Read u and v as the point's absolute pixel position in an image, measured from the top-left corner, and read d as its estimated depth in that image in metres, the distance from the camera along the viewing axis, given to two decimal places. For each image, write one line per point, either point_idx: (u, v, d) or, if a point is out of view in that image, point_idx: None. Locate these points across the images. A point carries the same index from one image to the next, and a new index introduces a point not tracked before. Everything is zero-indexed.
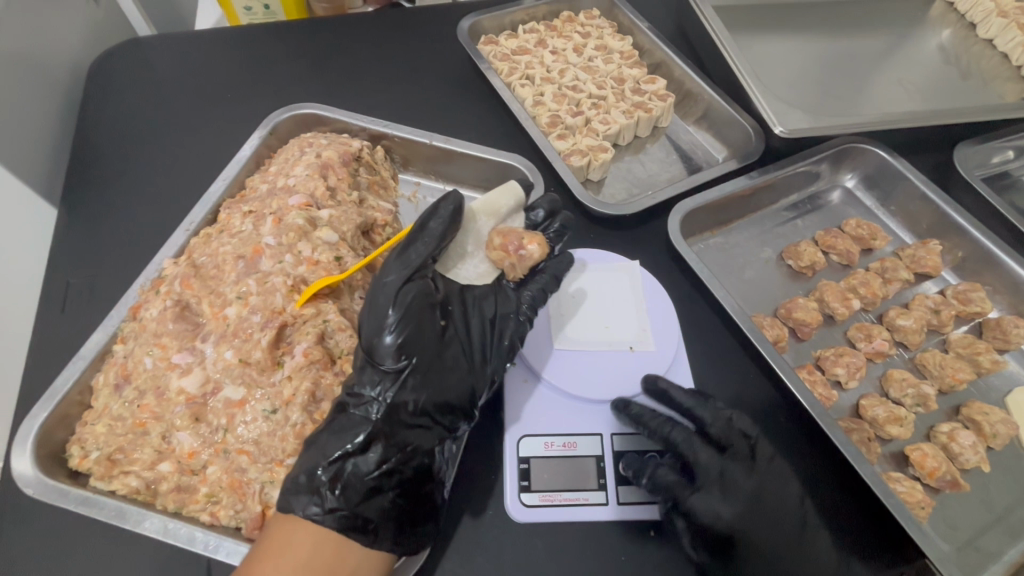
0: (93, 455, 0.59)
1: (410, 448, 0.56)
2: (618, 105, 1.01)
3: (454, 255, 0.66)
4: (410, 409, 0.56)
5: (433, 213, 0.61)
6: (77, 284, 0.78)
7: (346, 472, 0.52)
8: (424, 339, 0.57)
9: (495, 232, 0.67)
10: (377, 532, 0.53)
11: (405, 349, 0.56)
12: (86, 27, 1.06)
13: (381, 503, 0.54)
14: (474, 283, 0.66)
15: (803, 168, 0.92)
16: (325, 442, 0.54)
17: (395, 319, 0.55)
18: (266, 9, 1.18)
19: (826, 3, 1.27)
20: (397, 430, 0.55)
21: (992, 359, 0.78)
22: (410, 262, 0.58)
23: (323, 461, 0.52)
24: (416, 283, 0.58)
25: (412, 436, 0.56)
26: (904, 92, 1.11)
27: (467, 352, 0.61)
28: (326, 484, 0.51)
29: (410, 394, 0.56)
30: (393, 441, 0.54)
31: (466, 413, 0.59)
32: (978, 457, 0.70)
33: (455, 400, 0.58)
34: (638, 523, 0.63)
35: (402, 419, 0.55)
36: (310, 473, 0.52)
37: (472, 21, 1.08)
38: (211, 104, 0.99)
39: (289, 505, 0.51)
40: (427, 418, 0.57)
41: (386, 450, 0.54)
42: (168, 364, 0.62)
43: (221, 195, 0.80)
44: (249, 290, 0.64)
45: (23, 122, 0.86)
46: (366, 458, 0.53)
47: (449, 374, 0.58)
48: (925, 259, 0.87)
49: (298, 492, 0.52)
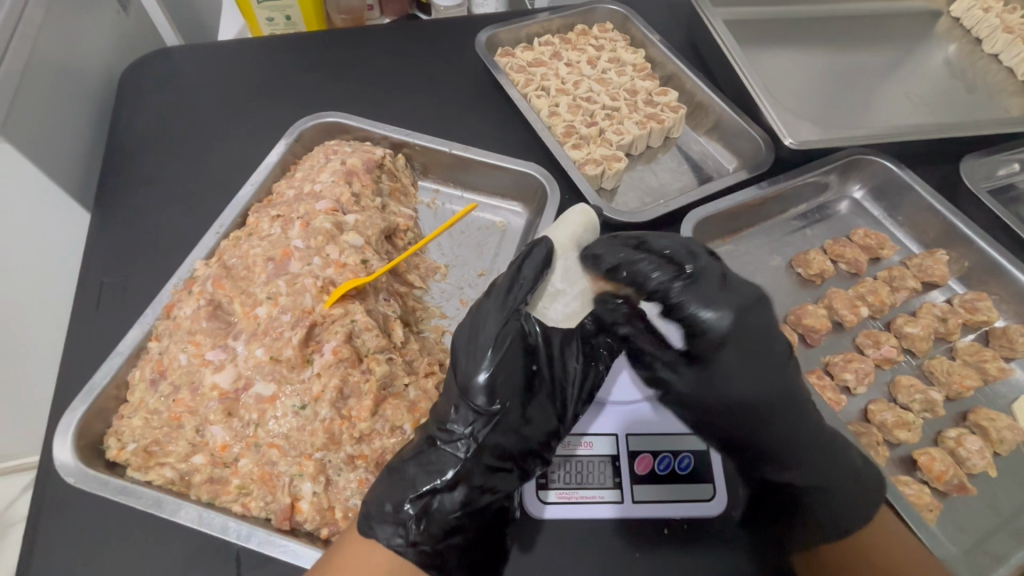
0: (130, 447, 0.62)
1: (494, 490, 0.60)
2: (631, 116, 1.03)
3: (544, 296, 0.65)
4: (496, 451, 0.60)
5: (524, 256, 0.63)
6: (110, 284, 0.81)
7: (432, 506, 0.58)
8: (515, 385, 0.61)
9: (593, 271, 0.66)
10: (448, 568, 0.58)
11: (497, 392, 0.60)
12: (117, 37, 1.10)
13: (455, 541, 0.59)
14: (561, 325, 0.65)
15: (812, 178, 0.95)
16: (414, 474, 0.58)
17: (493, 363, 0.59)
18: (288, 20, 1.22)
19: (834, 18, 1.30)
20: (482, 472, 0.60)
21: (998, 367, 0.80)
22: (507, 308, 0.61)
23: (410, 496, 0.57)
24: (513, 329, 0.61)
25: (495, 479, 0.61)
26: (911, 106, 1.14)
27: (556, 399, 0.64)
28: (412, 518, 0.56)
29: (499, 436, 0.60)
30: (475, 483, 0.59)
31: (545, 458, 0.62)
32: (985, 462, 0.71)
33: (536, 444, 0.62)
34: (651, 521, 0.65)
35: (488, 461, 0.60)
36: (397, 507, 0.56)
37: (489, 34, 1.11)
38: (237, 112, 1.03)
39: (372, 530, 0.55)
40: (510, 461, 0.61)
41: (469, 491, 0.59)
42: (202, 361, 0.65)
43: (250, 199, 0.83)
44: (279, 290, 0.67)
45: (60, 128, 0.90)
46: (452, 496, 0.59)
47: (532, 417, 0.62)
48: (932, 268, 0.89)
49: (381, 518, 0.56)
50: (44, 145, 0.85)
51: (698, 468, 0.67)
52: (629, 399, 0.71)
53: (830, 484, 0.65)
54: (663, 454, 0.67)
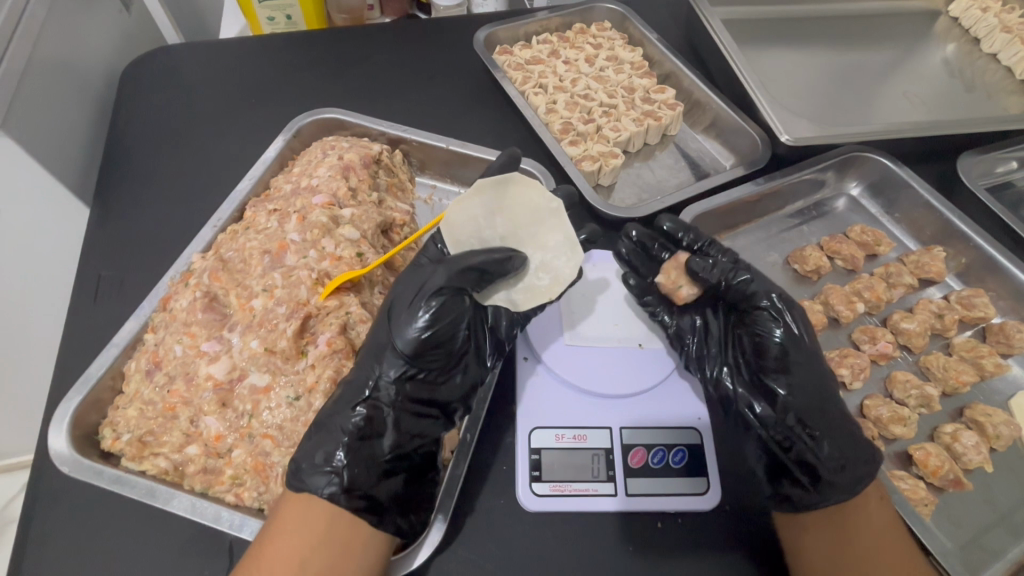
0: (125, 437, 0.63)
1: (422, 435, 0.62)
2: (628, 113, 1.04)
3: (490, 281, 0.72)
4: (421, 401, 0.62)
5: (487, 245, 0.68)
6: (108, 277, 0.82)
7: (364, 451, 0.58)
8: (451, 345, 0.63)
9: (538, 263, 0.71)
10: (383, 514, 0.57)
11: (430, 347, 0.61)
12: (118, 35, 1.10)
13: (390, 487, 0.59)
14: (503, 305, 0.70)
15: (809, 175, 0.95)
16: (337, 423, 0.58)
17: (434, 328, 0.60)
18: (289, 19, 1.23)
19: (833, 18, 1.30)
20: (406, 420, 0.61)
21: (995, 363, 0.80)
22: (460, 277, 0.63)
23: (341, 443, 0.57)
24: (459, 295, 0.63)
25: (421, 426, 0.62)
26: (909, 104, 1.14)
27: (480, 358, 0.67)
28: (343, 466, 0.56)
29: (423, 389, 0.62)
30: (404, 428, 0.61)
31: (467, 408, 0.66)
32: (981, 457, 0.71)
33: (461, 395, 0.65)
34: (646, 513, 0.65)
35: (414, 407, 0.62)
36: (327, 456, 0.56)
37: (487, 31, 1.12)
38: (236, 108, 1.04)
39: (306, 483, 0.55)
40: (434, 408, 0.63)
41: (398, 435, 0.60)
42: (197, 352, 0.65)
43: (247, 193, 0.83)
44: (274, 282, 0.67)
45: (61, 124, 0.90)
46: (381, 442, 0.59)
47: (456, 376, 0.65)
48: (929, 265, 0.88)
49: (313, 469, 0.56)
50: (45, 140, 0.86)
51: (691, 461, 0.67)
52: (623, 393, 0.71)
53: (835, 451, 0.64)
54: (658, 447, 0.68)
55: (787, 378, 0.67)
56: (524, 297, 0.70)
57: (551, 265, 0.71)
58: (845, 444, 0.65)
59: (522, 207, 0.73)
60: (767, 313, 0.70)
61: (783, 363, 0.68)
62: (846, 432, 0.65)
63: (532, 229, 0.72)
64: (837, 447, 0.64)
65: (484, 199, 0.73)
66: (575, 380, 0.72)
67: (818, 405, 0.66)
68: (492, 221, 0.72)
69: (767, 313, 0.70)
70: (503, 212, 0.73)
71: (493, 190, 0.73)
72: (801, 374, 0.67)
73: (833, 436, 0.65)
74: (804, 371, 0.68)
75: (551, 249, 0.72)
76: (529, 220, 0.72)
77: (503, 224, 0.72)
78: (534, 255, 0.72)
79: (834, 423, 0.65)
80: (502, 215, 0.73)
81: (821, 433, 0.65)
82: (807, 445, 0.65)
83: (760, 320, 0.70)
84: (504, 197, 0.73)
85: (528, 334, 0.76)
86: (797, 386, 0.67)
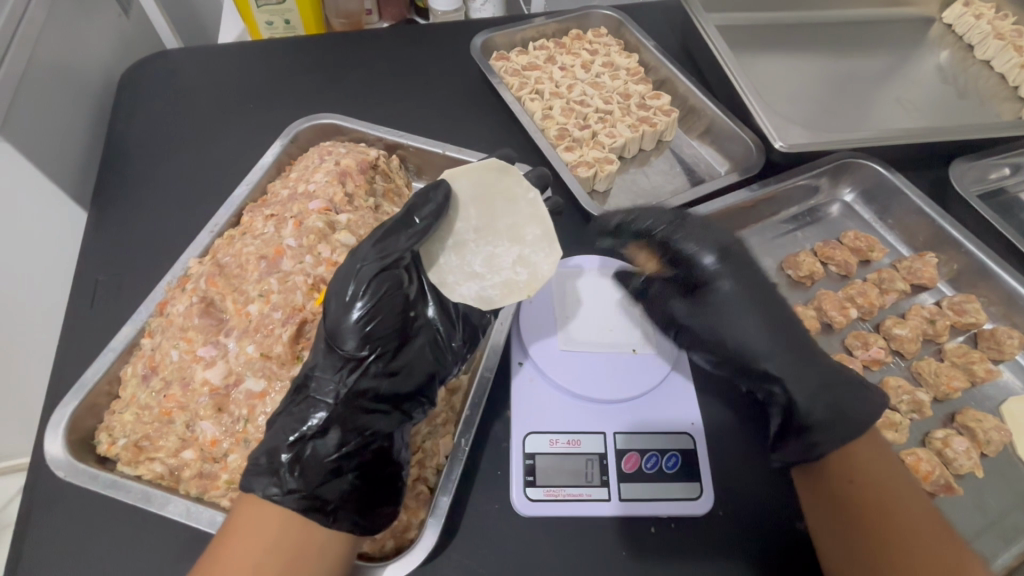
0: (121, 441, 0.63)
1: (370, 431, 0.59)
2: (623, 119, 1.04)
3: (461, 274, 0.69)
4: (369, 396, 0.60)
5: (420, 204, 0.65)
6: (105, 281, 0.82)
7: (305, 453, 0.57)
8: (391, 328, 0.61)
9: (510, 258, 0.69)
10: (337, 512, 0.56)
11: (370, 337, 0.60)
12: (117, 40, 1.11)
13: (340, 486, 0.57)
14: (471, 304, 0.68)
15: (803, 181, 0.95)
16: (282, 425, 0.58)
17: (371, 318, 0.60)
18: (287, 24, 1.23)
19: (827, 25, 1.32)
20: (354, 415, 0.59)
21: (986, 368, 0.81)
22: (386, 253, 0.62)
23: (284, 442, 0.57)
24: (391, 273, 0.61)
25: (372, 421, 0.60)
26: (902, 110, 1.15)
27: (435, 342, 0.66)
28: (285, 466, 0.56)
29: (369, 380, 0.60)
30: (349, 425, 0.59)
31: (424, 400, 0.64)
32: (972, 463, 0.71)
33: (415, 386, 0.63)
34: (638, 518, 0.65)
35: (360, 403, 0.60)
36: (268, 456, 0.56)
37: (485, 38, 1.13)
38: (234, 113, 1.04)
39: (250, 484, 0.55)
40: (386, 403, 0.61)
41: (344, 433, 0.58)
42: (193, 357, 0.65)
43: (244, 198, 0.84)
44: (271, 288, 0.67)
45: (59, 128, 0.91)
46: (325, 440, 0.58)
47: (409, 364, 0.63)
48: (921, 271, 0.89)
49: (257, 473, 0.56)
50: (43, 144, 0.86)
51: (684, 466, 0.68)
52: (617, 398, 0.72)
53: (810, 420, 0.66)
54: (651, 452, 0.68)
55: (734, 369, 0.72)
56: (500, 295, 0.68)
57: (530, 260, 0.69)
58: (824, 410, 0.66)
59: (498, 198, 0.71)
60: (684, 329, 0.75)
61: (733, 332, 0.71)
62: (813, 388, 0.68)
63: (509, 219, 0.70)
64: (812, 416, 0.66)
65: (463, 186, 0.71)
66: (572, 387, 0.72)
67: (787, 367, 0.69)
68: (465, 212, 0.70)
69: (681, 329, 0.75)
70: (475, 201, 0.70)
71: (472, 177, 0.71)
72: (744, 355, 0.71)
73: (816, 403, 0.67)
74: (762, 336, 0.70)
75: (529, 244, 0.70)
76: (506, 211, 0.71)
77: (477, 215, 0.70)
78: (512, 249, 0.70)
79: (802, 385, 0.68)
80: (476, 206, 0.70)
81: (808, 401, 0.67)
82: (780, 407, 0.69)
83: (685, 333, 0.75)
84: (484, 183, 0.71)
85: (523, 341, 0.76)
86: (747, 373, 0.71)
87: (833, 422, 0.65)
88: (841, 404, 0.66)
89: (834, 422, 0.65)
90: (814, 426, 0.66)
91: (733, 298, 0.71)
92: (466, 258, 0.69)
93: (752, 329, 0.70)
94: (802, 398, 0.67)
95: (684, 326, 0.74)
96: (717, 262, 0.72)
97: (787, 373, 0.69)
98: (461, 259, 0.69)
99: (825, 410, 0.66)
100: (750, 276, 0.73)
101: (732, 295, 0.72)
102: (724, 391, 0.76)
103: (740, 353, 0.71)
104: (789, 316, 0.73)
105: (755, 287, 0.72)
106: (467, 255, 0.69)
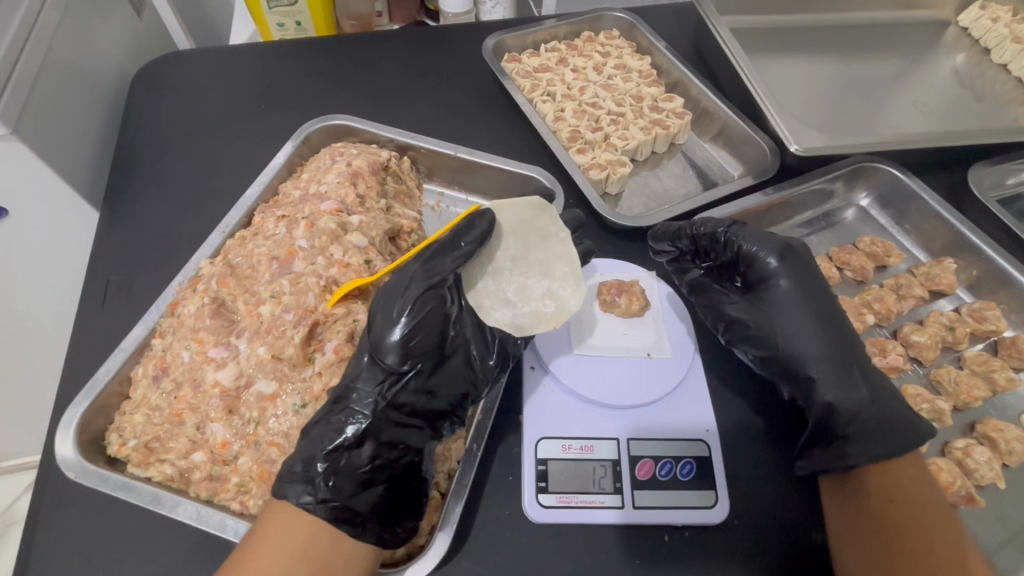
0: (131, 442, 0.63)
1: (402, 445, 0.59)
2: (636, 122, 1.04)
3: (494, 299, 0.69)
4: (405, 410, 0.60)
5: (466, 229, 0.64)
6: (116, 281, 0.82)
7: (341, 463, 0.56)
8: (430, 347, 0.62)
9: (541, 290, 0.70)
10: (365, 524, 0.55)
11: (410, 354, 0.60)
12: (129, 40, 1.11)
13: (371, 497, 0.56)
14: (503, 329, 0.68)
15: (818, 185, 0.94)
16: (319, 434, 0.57)
17: (416, 337, 0.60)
18: (298, 26, 1.24)
19: (841, 28, 1.30)
20: (387, 430, 0.59)
21: (1007, 377, 0.79)
22: (433, 273, 0.61)
23: (320, 452, 0.56)
24: (436, 293, 0.61)
25: (404, 435, 0.59)
26: (918, 114, 1.13)
27: (468, 363, 0.65)
28: (320, 475, 0.55)
29: (407, 395, 0.60)
30: (384, 438, 0.58)
31: (455, 417, 0.63)
32: (994, 473, 0.70)
33: (448, 405, 0.63)
34: (652, 526, 0.64)
35: (393, 417, 0.59)
36: (306, 464, 0.55)
37: (496, 39, 1.13)
38: (245, 114, 1.04)
39: (282, 492, 0.54)
40: (420, 418, 0.61)
41: (378, 445, 0.58)
42: (204, 358, 0.65)
43: (256, 199, 0.83)
44: (282, 289, 0.67)
45: (72, 128, 0.91)
46: (360, 453, 0.57)
47: (445, 382, 0.63)
48: (940, 277, 0.88)
49: (290, 480, 0.55)
50: (57, 144, 0.86)
51: (699, 474, 0.67)
52: (633, 404, 0.71)
53: (857, 429, 0.65)
54: (665, 459, 0.68)
55: (783, 368, 0.71)
56: (530, 323, 0.68)
57: (558, 294, 0.70)
58: (873, 416, 0.65)
59: (536, 233, 0.71)
60: (739, 317, 0.74)
61: (783, 329, 0.71)
62: (862, 393, 0.67)
63: (542, 253, 0.71)
64: (862, 422, 0.65)
65: (505, 214, 0.71)
66: (585, 392, 0.71)
67: (831, 375, 0.68)
68: (503, 242, 0.70)
69: (736, 320, 0.74)
70: (515, 232, 0.70)
71: (512, 208, 0.71)
72: (796, 350, 0.70)
73: (863, 413, 0.65)
74: (813, 338, 0.70)
75: (559, 278, 0.70)
76: (541, 244, 0.71)
77: (515, 245, 0.70)
78: (542, 281, 0.70)
79: (849, 390, 0.67)
80: (515, 237, 0.70)
81: (852, 410, 0.66)
82: (817, 410, 0.68)
83: (741, 325, 0.74)
84: (522, 214, 0.71)
85: (536, 346, 0.75)
86: (798, 370, 0.70)
87: (875, 431, 0.64)
88: (885, 419, 0.65)
89: (875, 437, 0.64)
90: (847, 436, 0.65)
91: (797, 293, 0.72)
92: (500, 285, 0.70)
93: (803, 331, 0.70)
94: (850, 405, 0.66)
95: (739, 318, 0.74)
96: (779, 262, 0.73)
97: (830, 380, 0.68)
98: (496, 284, 0.70)
99: (872, 419, 0.65)
100: (812, 282, 0.73)
101: (787, 295, 0.72)
102: (739, 397, 0.75)
103: (785, 355, 0.70)
104: (845, 326, 0.71)
105: (813, 286, 0.72)
106: (502, 282, 0.70)
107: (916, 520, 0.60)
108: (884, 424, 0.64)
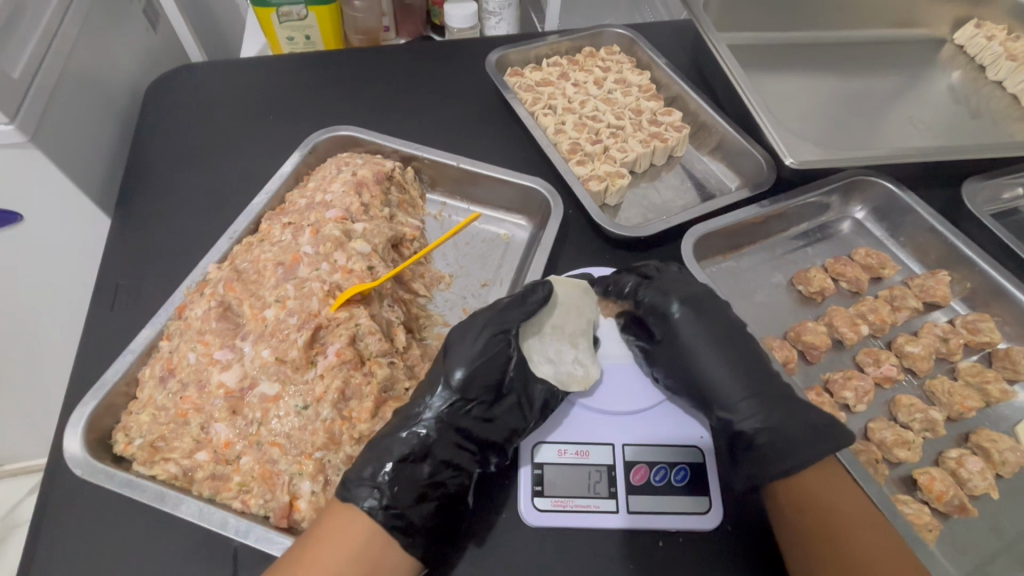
0: (137, 441, 0.64)
1: (456, 467, 0.64)
2: (635, 135, 1.06)
3: (538, 357, 0.73)
4: (462, 435, 0.65)
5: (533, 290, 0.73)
6: (125, 286, 0.84)
7: (404, 473, 0.61)
8: (490, 383, 0.67)
9: (572, 358, 0.74)
10: (415, 536, 0.59)
11: (468, 387, 0.66)
12: (144, 52, 1.15)
13: (423, 510, 0.60)
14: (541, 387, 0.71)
15: (814, 198, 0.96)
16: (385, 446, 0.62)
17: (476, 371, 0.66)
18: (308, 40, 1.27)
19: (837, 45, 1.33)
20: (443, 452, 0.63)
21: (1001, 388, 0.80)
22: (505, 319, 0.69)
23: (387, 462, 0.61)
24: (501, 338, 0.69)
25: (457, 457, 0.64)
26: (913, 129, 1.15)
27: (521, 405, 0.68)
28: (385, 482, 0.59)
29: (467, 420, 0.65)
30: (441, 457, 0.63)
31: (500, 452, 0.66)
32: (987, 483, 0.70)
33: (496, 438, 0.66)
34: (648, 531, 0.65)
35: (455, 439, 0.65)
36: (372, 472, 0.60)
37: (499, 54, 1.16)
38: (254, 125, 1.07)
39: (354, 493, 0.58)
40: (472, 445, 0.65)
41: (435, 464, 0.63)
42: (210, 360, 0.67)
43: (263, 207, 0.86)
44: (287, 293, 0.69)
45: (87, 137, 0.94)
46: (422, 468, 0.62)
47: (500, 418, 0.67)
48: (934, 289, 0.89)
49: (360, 481, 0.59)
50: (73, 152, 0.89)
51: (694, 480, 0.67)
52: (628, 410, 0.72)
53: (769, 448, 0.65)
54: (660, 465, 0.68)
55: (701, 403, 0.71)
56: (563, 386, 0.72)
57: (586, 364, 0.74)
58: (782, 436, 0.66)
59: (578, 304, 0.75)
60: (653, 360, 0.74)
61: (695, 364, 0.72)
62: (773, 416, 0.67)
63: (578, 324, 0.75)
64: (773, 442, 0.65)
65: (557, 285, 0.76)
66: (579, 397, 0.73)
67: (740, 403, 0.69)
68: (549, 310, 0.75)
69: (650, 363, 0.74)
70: (563, 304, 0.75)
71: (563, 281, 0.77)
72: (711, 383, 0.71)
73: (775, 433, 0.66)
74: (723, 370, 0.71)
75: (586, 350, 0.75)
76: (578, 315, 0.75)
77: (559, 313, 0.75)
78: (573, 350, 0.74)
79: (764, 415, 0.68)
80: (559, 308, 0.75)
81: (767, 433, 0.66)
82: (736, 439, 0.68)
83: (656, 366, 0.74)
84: (568, 289, 0.76)
85: None
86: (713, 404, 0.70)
87: (786, 447, 0.65)
88: (793, 437, 0.65)
89: (780, 453, 0.64)
90: (760, 453, 0.65)
91: (705, 331, 0.74)
92: (545, 344, 0.74)
93: (712, 367, 0.71)
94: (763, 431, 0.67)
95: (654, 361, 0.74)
96: (683, 306, 0.75)
97: (743, 408, 0.69)
98: (541, 344, 0.74)
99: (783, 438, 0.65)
100: (716, 317, 0.74)
101: (695, 334, 0.74)
102: None
103: (699, 389, 0.71)
104: (756, 356, 0.73)
105: (716, 323, 0.74)
106: (547, 342, 0.74)
107: (823, 529, 0.59)
108: (792, 441, 0.65)
